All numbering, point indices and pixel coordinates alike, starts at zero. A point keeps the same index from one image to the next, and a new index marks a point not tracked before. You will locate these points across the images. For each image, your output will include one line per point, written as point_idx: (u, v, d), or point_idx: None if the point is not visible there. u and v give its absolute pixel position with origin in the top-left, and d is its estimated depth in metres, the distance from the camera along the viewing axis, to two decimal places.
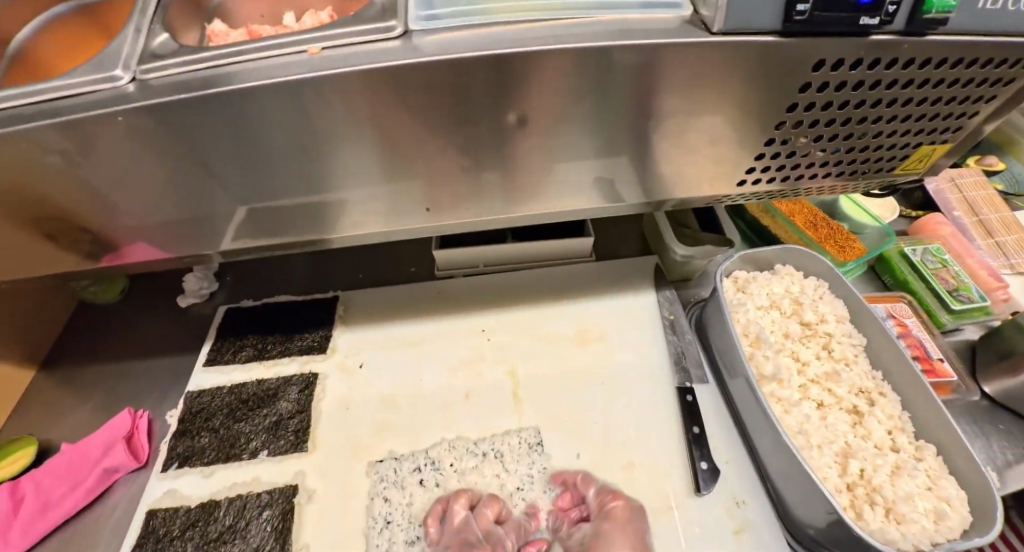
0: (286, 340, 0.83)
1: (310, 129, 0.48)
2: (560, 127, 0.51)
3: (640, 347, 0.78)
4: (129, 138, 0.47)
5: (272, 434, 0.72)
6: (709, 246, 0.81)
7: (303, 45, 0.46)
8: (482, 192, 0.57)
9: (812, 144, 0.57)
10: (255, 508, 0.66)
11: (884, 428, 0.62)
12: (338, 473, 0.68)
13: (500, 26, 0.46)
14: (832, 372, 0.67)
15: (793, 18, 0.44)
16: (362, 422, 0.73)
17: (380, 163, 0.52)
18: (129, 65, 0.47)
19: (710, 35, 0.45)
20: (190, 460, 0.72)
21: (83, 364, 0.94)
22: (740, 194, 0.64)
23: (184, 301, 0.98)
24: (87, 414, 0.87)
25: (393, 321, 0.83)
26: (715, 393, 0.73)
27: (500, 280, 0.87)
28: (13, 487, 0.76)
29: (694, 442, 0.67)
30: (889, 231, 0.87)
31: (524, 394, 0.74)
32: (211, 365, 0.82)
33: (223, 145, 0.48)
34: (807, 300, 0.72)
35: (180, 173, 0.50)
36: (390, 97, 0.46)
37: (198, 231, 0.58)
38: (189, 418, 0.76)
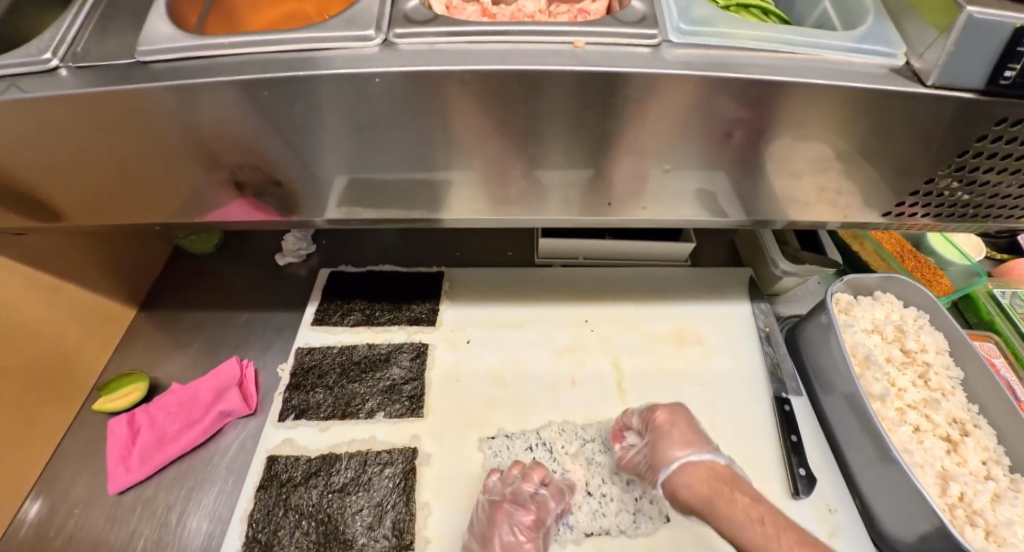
0: (393, 308, 0.84)
1: (535, 117, 0.51)
2: (755, 141, 0.54)
3: (737, 354, 0.81)
4: (358, 101, 0.49)
5: (388, 397, 0.76)
6: (812, 266, 0.83)
7: (569, 36, 0.48)
8: (654, 188, 0.60)
9: (962, 187, 0.59)
10: (375, 465, 0.70)
11: (980, 457, 0.66)
12: (454, 438, 0.73)
13: (740, 47, 0.48)
14: (930, 400, 0.71)
15: (999, 81, 0.45)
16: (476, 394, 0.76)
17: (578, 156, 0.55)
18: (382, 27, 0.49)
19: (923, 88, 0.47)
20: (306, 413, 0.76)
21: (177, 308, 0.92)
22: (875, 225, 0.66)
23: (281, 258, 0.95)
24: (190, 357, 0.86)
25: (500, 301, 0.86)
26: (809, 407, 0.77)
27: (604, 273, 0.90)
28: (130, 420, 0.79)
29: (792, 450, 0.71)
30: (977, 270, 0.90)
31: (629, 386, 0.77)
32: (318, 325, 0.83)
33: (443, 122, 0.51)
34: (910, 329, 0.75)
35: (387, 142, 0.53)
36: (626, 100, 0.49)
37: (364, 193, 0.61)
38: (301, 374, 0.78)
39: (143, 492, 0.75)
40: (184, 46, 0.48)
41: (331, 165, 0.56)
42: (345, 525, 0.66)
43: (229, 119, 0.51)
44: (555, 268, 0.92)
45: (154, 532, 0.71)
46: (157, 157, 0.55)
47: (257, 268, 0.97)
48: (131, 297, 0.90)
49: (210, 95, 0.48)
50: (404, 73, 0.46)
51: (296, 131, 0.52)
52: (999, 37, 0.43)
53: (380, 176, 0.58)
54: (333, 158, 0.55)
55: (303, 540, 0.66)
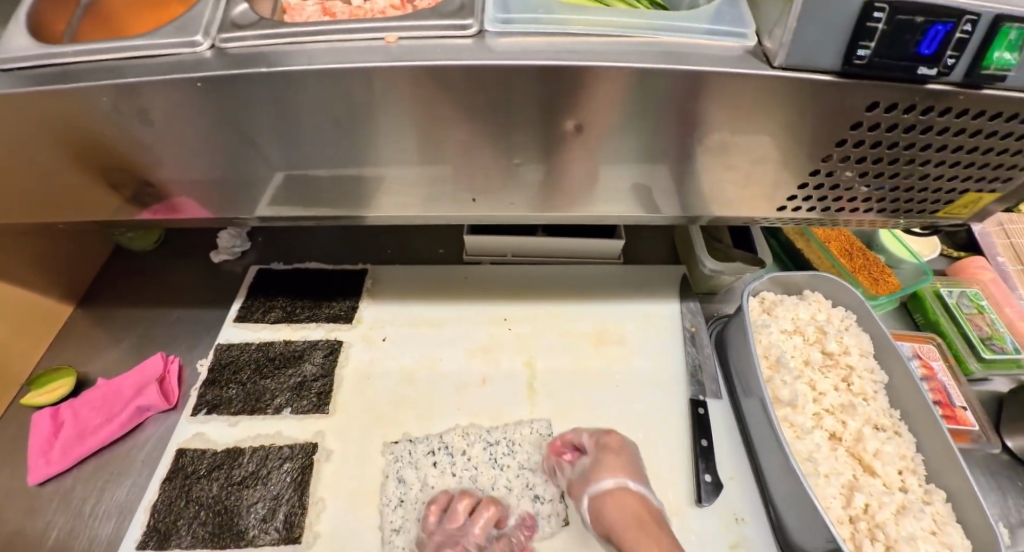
0: (314, 305, 0.85)
1: (375, 112, 0.50)
2: (620, 135, 0.52)
3: (658, 354, 0.79)
4: (201, 103, 0.49)
5: (297, 394, 0.76)
6: (739, 263, 0.81)
7: (380, 32, 0.48)
8: (530, 185, 0.59)
9: (856, 179, 0.56)
10: (276, 460, 0.70)
11: (896, 467, 0.62)
12: (357, 436, 0.72)
13: (573, 37, 0.47)
14: (848, 405, 0.67)
15: (853, 62, 0.44)
16: (383, 394, 0.76)
17: (435, 150, 0.54)
18: (210, 32, 0.49)
19: (771, 69, 0.46)
20: (217, 408, 0.76)
21: (115, 304, 0.94)
22: (779, 220, 0.63)
23: (216, 256, 0.97)
24: (120, 352, 0.88)
25: (422, 298, 0.86)
26: (728, 411, 0.74)
27: (530, 271, 0.89)
28: (54, 414, 0.81)
29: (701, 455, 0.68)
30: (926, 269, 0.85)
31: (541, 386, 0.76)
32: (241, 321, 0.83)
33: (286, 118, 0.50)
34: (831, 329, 0.72)
35: (247, 141, 0.53)
36: (459, 95, 0.48)
37: (241, 191, 0.60)
38: (218, 368, 0.79)
39: (61, 484, 0.76)
40: (36, 54, 0.49)
41: (203, 161, 0.56)
42: (239, 517, 0.66)
43: (88, 124, 0.51)
44: (483, 265, 0.91)
45: (66, 525, 0.72)
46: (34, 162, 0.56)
47: (199, 268, 0.99)
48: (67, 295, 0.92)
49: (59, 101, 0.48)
50: (228, 75, 0.47)
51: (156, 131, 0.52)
52: (832, 18, 0.41)
53: (249, 174, 0.58)
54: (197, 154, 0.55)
55: (197, 533, 0.65)
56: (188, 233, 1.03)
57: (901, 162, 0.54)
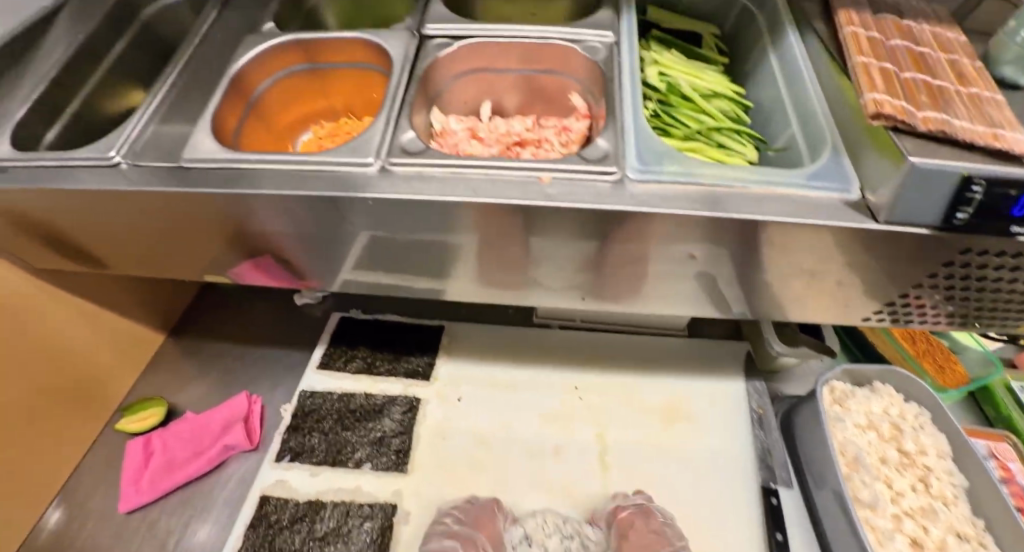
0: (394, 359, 0.89)
1: (507, 225, 0.54)
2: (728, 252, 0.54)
3: (728, 435, 0.80)
4: (352, 214, 0.54)
5: (377, 449, 0.79)
6: (806, 349, 0.82)
7: (535, 171, 0.53)
8: (631, 281, 0.61)
9: (939, 303, 0.57)
10: (357, 517, 0.73)
11: None
12: (434, 499, 0.74)
13: (699, 177, 0.51)
14: (928, 508, 0.67)
15: (950, 222, 0.46)
16: (458, 457, 0.78)
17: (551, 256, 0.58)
18: (379, 155, 0.55)
19: (875, 223, 0.48)
20: (300, 457, 0.79)
21: (202, 339, 1.00)
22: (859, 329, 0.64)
23: (298, 297, 1.02)
24: (206, 388, 0.93)
25: (497, 361, 0.89)
26: (799, 501, 0.74)
27: (599, 339, 0.91)
28: (146, 443, 0.86)
29: (775, 549, 0.69)
30: (994, 360, 0.86)
31: (612, 461, 0.77)
32: (324, 369, 0.88)
33: (424, 226, 0.55)
34: (907, 426, 0.73)
35: (379, 238, 0.58)
36: (587, 224, 0.52)
37: (355, 268, 0.64)
38: (302, 416, 0.82)
39: (147, 514, 0.80)
40: (216, 159, 0.54)
41: (331, 248, 0.61)
42: None
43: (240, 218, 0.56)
44: (554, 329, 0.94)
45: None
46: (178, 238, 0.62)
47: (280, 308, 1.04)
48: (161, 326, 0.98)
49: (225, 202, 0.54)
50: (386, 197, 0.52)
51: (299, 228, 0.57)
52: (944, 188, 0.44)
53: (375, 258, 0.63)
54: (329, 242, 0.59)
55: None
56: None
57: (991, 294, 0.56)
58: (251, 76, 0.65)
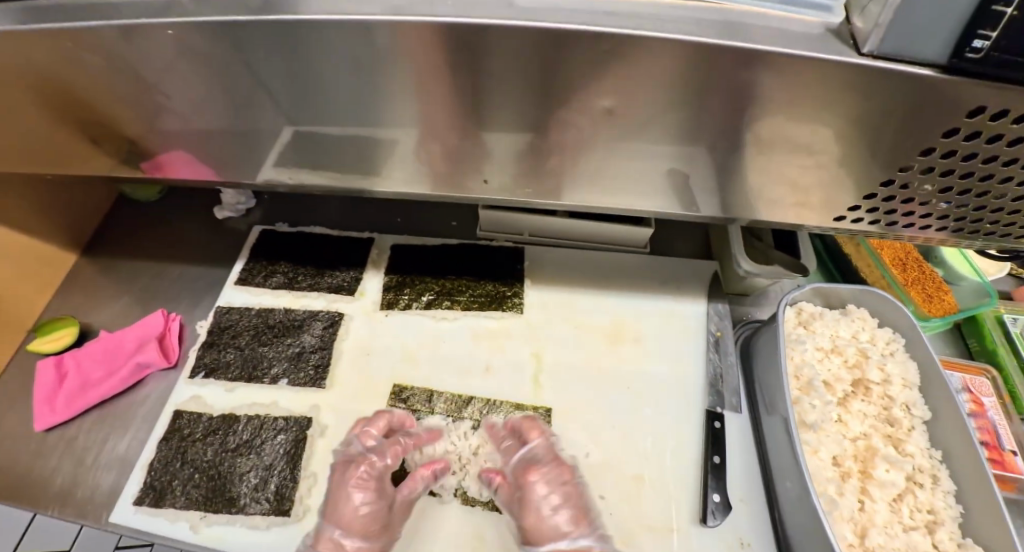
0: (317, 274, 0.87)
1: (423, 59, 0.51)
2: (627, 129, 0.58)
3: (677, 359, 0.79)
4: (258, 49, 0.52)
5: (293, 365, 0.79)
6: (778, 267, 0.79)
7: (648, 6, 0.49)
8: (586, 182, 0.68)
9: (934, 193, 0.59)
10: (307, 353, 0.79)
11: (863, 425, 0.69)
12: (358, 373, 0.78)
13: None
14: (870, 413, 0.70)
15: (964, 54, 0.42)
16: (381, 370, 0.78)
17: (516, 119, 0.58)
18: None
19: (859, 56, 0.45)
20: (216, 371, 0.80)
21: (121, 253, 1.00)
22: (762, 271, 0.80)
23: (220, 214, 1.00)
24: (122, 307, 0.93)
25: (431, 297, 0.83)
26: (745, 424, 0.75)
27: (542, 254, 0.88)
28: (58, 363, 0.86)
29: (712, 472, 0.69)
30: (988, 290, 0.81)
31: (546, 379, 0.77)
32: (243, 285, 0.87)
33: (352, 67, 0.53)
34: (874, 353, 0.71)
35: (280, 64, 0.54)
36: (538, 53, 0.50)
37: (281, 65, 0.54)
38: (217, 332, 0.83)
39: (66, 431, 0.82)
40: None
41: (269, 116, 0.62)
42: (261, 369, 0.79)
43: (114, 56, 0.54)
44: (497, 243, 0.90)
45: (69, 472, 0.79)
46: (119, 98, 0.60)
47: (197, 222, 1.03)
48: (73, 244, 0.98)
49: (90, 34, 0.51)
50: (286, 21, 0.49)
51: (228, 71, 0.56)
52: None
53: (315, 129, 0.63)
54: (278, 90, 0.58)
55: (212, 419, 0.76)
56: (192, 192, 1.07)
57: (972, 194, 0.58)
58: None
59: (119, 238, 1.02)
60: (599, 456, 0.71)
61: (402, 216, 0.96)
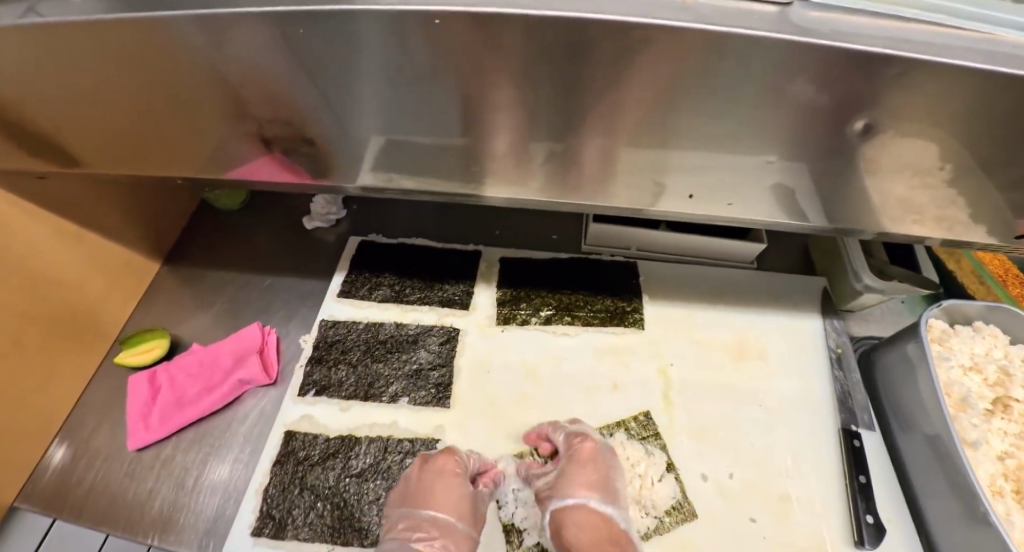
0: (426, 287, 0.84)
1: (627, 69, 0.50)
2: (810, 142, 0.57)
3: (805, 376, 0.78)
4: (453, 49, 0.49)
5: (413, 382, 0.73)
6: (902, 283, 0.79)
7: (881, 17, 0.48)
8: (736, 191, 0.68)
9: None
10: (428, 369, 0.75)
11: (1008, 442, 0.70)
12: (480, 389, 0.74)
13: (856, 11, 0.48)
14: (1017, 432, 0.70)
15: None
16: (504, 387, 0.74)
17: (689, 129, 0.56)
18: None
19: None
20: (327, 390, 0.72)
21: (206, 264, 0.96)
22: (884, 287, 0.80)
23: (310, 223, 0.99)
24: (211, 319, 0.88)
25: (550, 312, 0.81)
26: (880, 443, 0.74)
27: (653, 268, 0.87)
28: (151, 377, 0.79)
29: (860, 493, 0.68)
30: None
31: (676, 396, 0.75)
32: (345, 297, 0.84)
33: (531, 71, 0.51)
34: (1016, 372, 0.72)
35: (472, 71, 0.52)
36: (757, 67, 0.48)
37: (471, 67, 0.51)
38: (324, 347, 0.76)
39: (161, 451, 0.75)
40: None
41: (413, 120, 0.59)
42: (377, 387, 0.73)
43: (292, 58, 0.51)
44: (604, 258, 0.89)
45: (169, 494, 0.71)
46: (262, 92, 0.56)
47: (284, 234, 1.00)
48: (156, 253, 0.94)
49: (280, 28, 0.48)
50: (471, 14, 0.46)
51: (393, 73, 0.53)
52: None
53: (405, 138, 0.62)
54: (432, 100, 0.56)
55: (330, 442, 0.68)
56: (277, 202, 1.04)
57: None
58: None
59: (200, 250, 0.98)
60: (743, 476, 0.69)
61: (501, 229, 0.94)
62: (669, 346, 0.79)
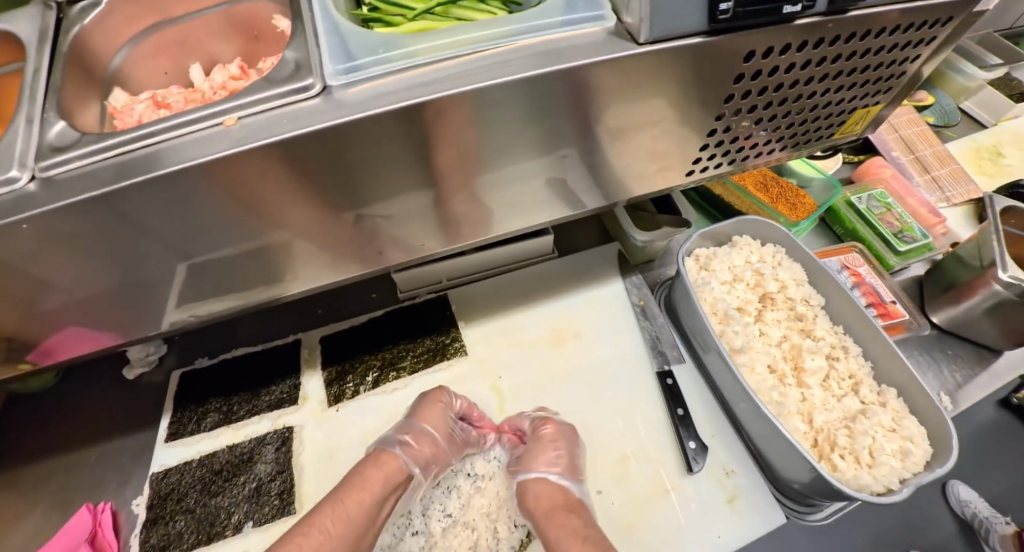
0: (252, 398, 0.83)
1: (291, 170, 0.53)
2: (502, 165, 0.63)
3: (617, 339, 0.86)
4: (109, 215, 0.50)
5: (255, 501, 0.73)
6: (667, 228, 0.89)
7: (481, 54, 0.54)
8: (479, 222, 0.73)
9: (758, 124, 0.68)
10: (269, 481, 0.74)
11: (778, 326, 0.81)
12: (328, 479, 0.75)
13: (423, 67, 0.53)
14: (784, 316, 0.81)
15: (717, 17, 0.52)
16: (351, 464, 0.76)
17: (386, 193, 0.60)
18: (26, 163, 0.49)
19: (639, 45, 0.54)
20: (168, 548, 0.70)
21: (16, 463, 0.87)
22: (653, 238, 0.89)
23: (132, 371, 0.94)
24: (38, 521, 0.81)
25: (375, 374, 0.83)
26: (692, 369, 0.83)
27: (466, 292, 0.92)
28: None
29: (681, 424, 0.76)
30: (832, 181, 1.04)
31: (511, 405, 0.80)
32: (175, 440, 0.80)
33: (207, 201, 0.53)
34: (768, 269, 0.84)
35: (156, 222, 0.53)
36: (389, 132, 0.53)
37: (143, 216, 0.52)
38: (157, 503, 0.73)
39: None
40: None
41: (127, 274, 0.58)
42: (221, 522, 0.71)
43: None
44: (420, 299, 0.92)
45: None
46: None
47: (101, 397, 0.94)
48: None
49: None
50: (87, 198, 0.48)
51: (76, 252, 0.53)
52: None
53: (210, 255, 0.60)
54: (126, 253, 0.55)
55: None
56: (87, 365, 0.97)
57: (792, 116, 0.68)
58: (134, 66, 0.66)
59: (4, 452, 0.88)
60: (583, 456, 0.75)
61: (322, 307, 0.95)
62: (495, 359, 0.84)
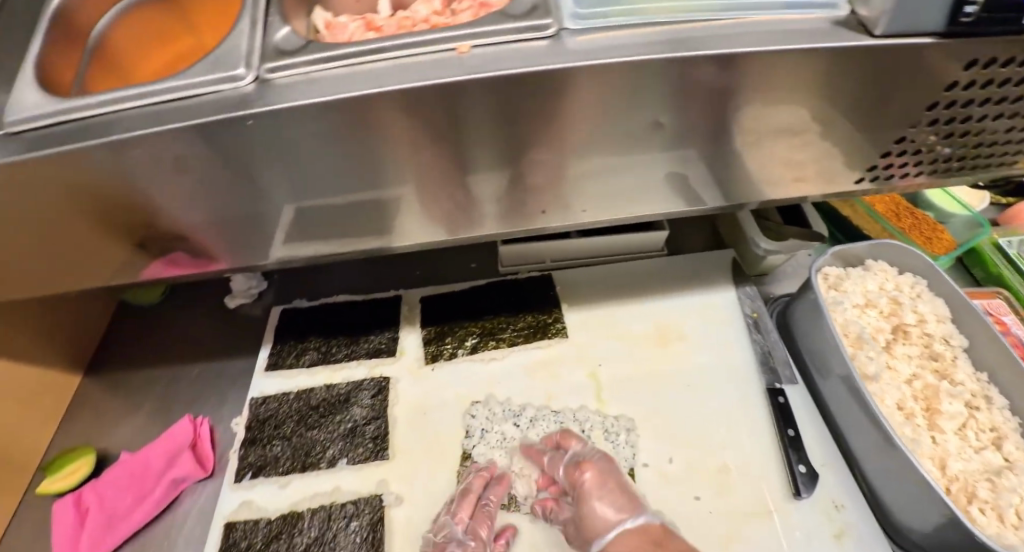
0: (352, 342, 0.85)
1: (470, 114, 0.53)
2: (663, 143, 0.61)
3: (725, 347, 0.82)
4: (295, 134, 0.52)
5: (349, 441, 0.74)
6: (794, 241, 0.85)
7: (678, 25, 0.53)
8: (615, 203, 0.71)
9: (941, 140, 0.63)
10: (364, 425, 0.75)
11: (911, 361, 0.75)
12: (420, 434, 0.75)
13: (620, 31, 0.52)
14: (918, 353, 0.75)
15: (959, 19, 0.49)
16: (444, 423, 0.75)
17: (545, 155, 0.60)
18: (251, 63, 0.52)
19: (875, 38, 0.51)
20: (264, 469, 0.72)
21: (128, 365, 0.92)
22: (775, 250, 0.85)
23: (231, 300, 0.98)
24: (141, 422, 0.85)
25: (475, 340, 0.83)
26: (804, 392, 0.78)
27: (571, 276, 0.90)
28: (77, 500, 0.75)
29: (790, 446, 0.72)
30: (980, 219, 0.95)
31: (609, 395, 0.77)
32: (275, 370, 0.82)
33: (383, 134, 0.54)
34: (905, 300, 0.78)
35: (331, 147, 0.54)
36: (574, 91, 0.52)
37: (322, 139, 0.53)
38: (257, 426, 0.75)
39: None
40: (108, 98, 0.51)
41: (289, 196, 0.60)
42: (315, 455, 0.73)
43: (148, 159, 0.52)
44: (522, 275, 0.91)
45: None
46: (125, 197, 0.56)
47: (207, 319, 0.98)
48: (76, 365, 0.90)
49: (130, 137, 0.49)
50: (285, 112, 0.49)
51: (253, 166, 0.55)
52: None
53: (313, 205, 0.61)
54: (295, 174, 0.57)
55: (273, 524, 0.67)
56: (196, 284, 1.03)
57: (980, 136, 0.63)
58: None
59: (119, 353, 0.94)
60: (681, 460, 0.71)
61: (423, 268, 0.96)
62: (596, 346, 0.82)
